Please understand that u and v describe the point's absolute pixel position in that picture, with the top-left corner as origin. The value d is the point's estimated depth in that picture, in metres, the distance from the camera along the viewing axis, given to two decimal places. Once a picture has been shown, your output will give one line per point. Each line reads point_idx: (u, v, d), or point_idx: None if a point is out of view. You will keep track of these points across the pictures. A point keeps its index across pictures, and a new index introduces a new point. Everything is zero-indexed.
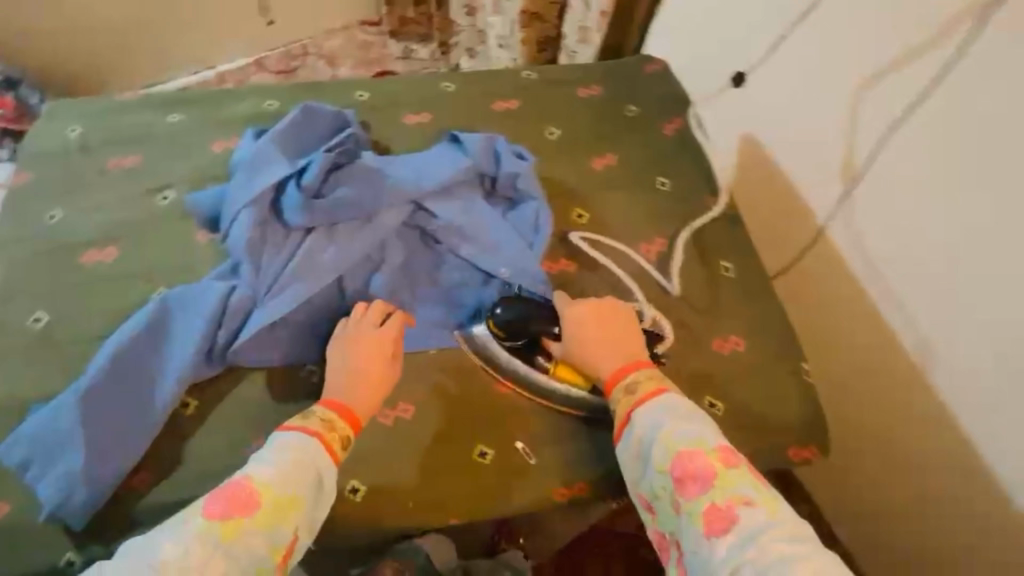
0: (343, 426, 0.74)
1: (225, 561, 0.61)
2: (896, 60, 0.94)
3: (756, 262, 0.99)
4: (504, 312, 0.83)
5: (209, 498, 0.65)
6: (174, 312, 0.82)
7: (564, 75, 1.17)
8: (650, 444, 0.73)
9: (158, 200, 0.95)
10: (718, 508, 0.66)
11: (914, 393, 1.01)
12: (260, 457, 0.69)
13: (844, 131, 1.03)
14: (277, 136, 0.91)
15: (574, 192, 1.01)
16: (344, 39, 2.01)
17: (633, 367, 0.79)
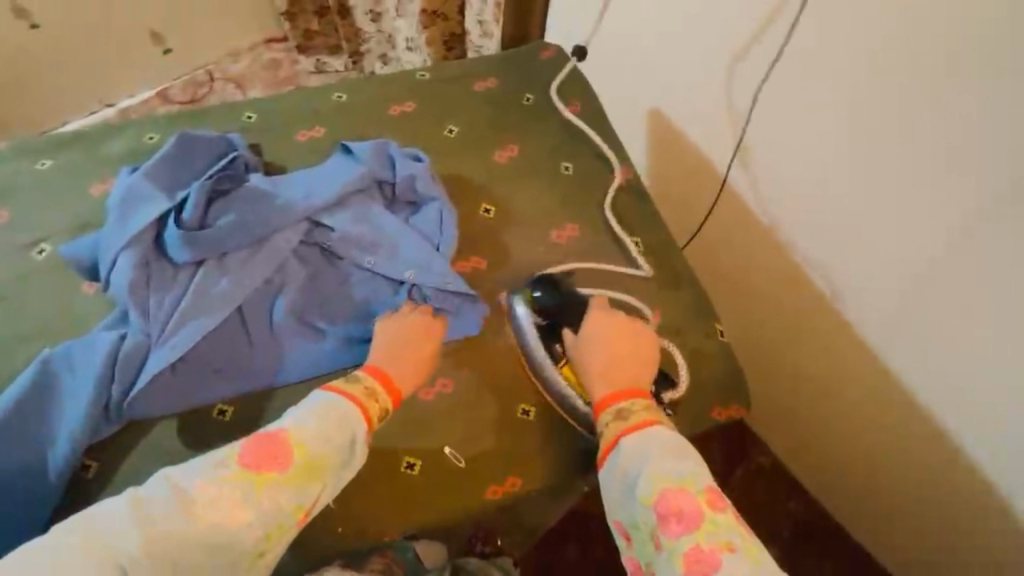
0: (383, 397, 0.76)
1: (252, 508, 0.65)
2: (759, 24, 0.96)
3: (665, 233, 1.00)
4: (543, 297, 0.87)
5: (253, 447, 0.68)
6: (59, 372, 0.76)
7: (458, 70, 1.16)
8: (637, 477, 0.71)
9: (33, 254, 0.89)
10: (700, 552, 0.64)
11: (838, 332, 1.07)
12: (302, 413, 0.71)
13: (725, 99, 1.06)
14: (152, 169, 0.86)
15: (481, 188, 1.00)
16: (251, 60, 1.91)
17: (628, 395, 0.77)
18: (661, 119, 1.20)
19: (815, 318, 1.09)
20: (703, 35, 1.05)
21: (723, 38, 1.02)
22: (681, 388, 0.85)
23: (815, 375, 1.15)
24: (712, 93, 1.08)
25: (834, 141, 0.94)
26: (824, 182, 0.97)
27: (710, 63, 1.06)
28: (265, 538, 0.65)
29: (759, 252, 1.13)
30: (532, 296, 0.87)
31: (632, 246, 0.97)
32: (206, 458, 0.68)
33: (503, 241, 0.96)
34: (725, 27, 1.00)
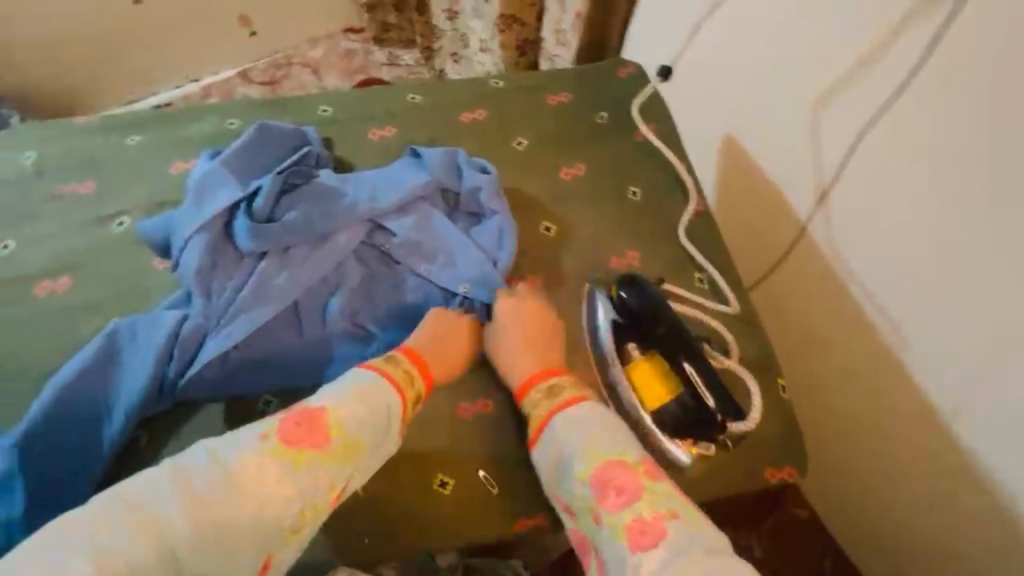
0: (417, 381, 0.77)
1: (291, 484, 0.64)
2: (862, 58, 0.89)
3: (731, 272, 0.94)
4: (630, 296, 0.79)
5: (291, 418, 0.68)
6: (123, 345, 0.78)
7: (534, 81, 1.14)
8: (569, 454, 0.71)
9: (114, 226, 0.93)
10: (644, 522, 0.64)
11: (914, 406, 0.94)
12: (338, 392, 0.71)
13: (813, 134, 0.99)
14: (229, 158, 0.89)
15: (543, 205, 0.98)
16: (326, 49, 1.99)
17: (548, 374, 0.78)
18: (736, 149, 1.14)
19: (881, 387, 0.99)
20: (794, 68, 0.99)
21: (812, 76, 0.97)
22: (747, 424, 0.75)
23: (868, 436, 1.03)
24: (795, 130, 1.02)
25: (934, 192, 0.85)
26: (927, 234, 0.87)
27: (795, 99, 1.00)
28: (301, 514, 0.64)
29: (829, 301, 1.04)
30: (617, 295, 0.80)
31: (727, 287, 0.90)
32: (235, 433, 0.67)
33: (560, 261, 0.93)
34: (815, 65, 0.96)
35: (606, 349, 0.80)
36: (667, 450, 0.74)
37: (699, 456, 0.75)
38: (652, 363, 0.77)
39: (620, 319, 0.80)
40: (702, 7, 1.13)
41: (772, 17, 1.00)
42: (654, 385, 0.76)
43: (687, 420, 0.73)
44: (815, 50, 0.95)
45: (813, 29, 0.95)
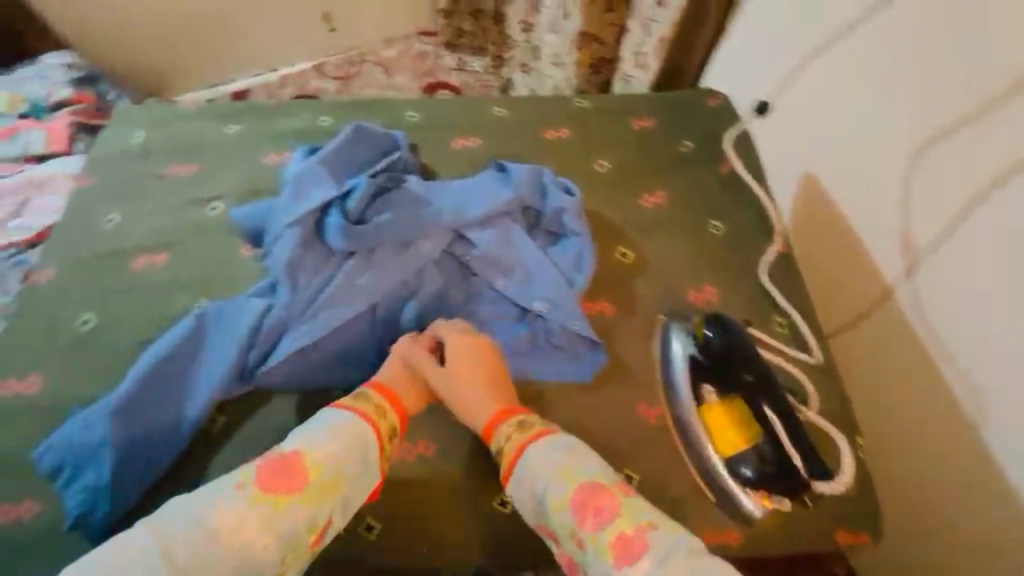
0: (389, 413, 0.75)
1: (271, 531, 0.62)
2: (968, 113, 0.84)
3: (813, 318, 0.91)
4: (716, 336, 0.75)
5: (265, 464, 0.66)
6: (211, 327, 0.82)
7: (619, 105, 1.14)
8: (546, 480, 0.69)
9: (208, 210, 0.97)
10: (627, 538, 0.63)
11: (993, 504, 0.84)
12: (311, 433, 0.69)
13: (906, 185, 0.93)
14: (326, 157, 0.92)
15: (620, 231, 0.97)
16: (400, 48, 2.14)
17: (506, 415, 0.76)
18: (820, 193, 1.10)
19: (955, 470, 0.89)
20: (898, 114, 0.94)
21: (907, 126, 0.93)
22: (839, 486, 0.71)
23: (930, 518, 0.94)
24: (885, 181, 0.97)
25: None
26: None
27: (890, 148, 0.96)
28: (283, 559, 0.62)
29: (905, 363, 0.96)
30: (702, 333, 0.77)
31: (809, 334, 0.87)
32: (213, 483, 0.65)
33: (634, 288, 0.91)
34: (913, 115, 0.92)
35: (680, 387, 0.78)
36: (736, 500, 0.72)
37: (772, 510, 0.73)
38: (728, 408, 0.75)
39: (699, 355, 0.77)
40: (796, 58, 1.13)
41: (873, 65, 0.98)
42: (727, 432, 0.74)
43: (764, 472, 0.70)
44: (914, 101, 0.91)
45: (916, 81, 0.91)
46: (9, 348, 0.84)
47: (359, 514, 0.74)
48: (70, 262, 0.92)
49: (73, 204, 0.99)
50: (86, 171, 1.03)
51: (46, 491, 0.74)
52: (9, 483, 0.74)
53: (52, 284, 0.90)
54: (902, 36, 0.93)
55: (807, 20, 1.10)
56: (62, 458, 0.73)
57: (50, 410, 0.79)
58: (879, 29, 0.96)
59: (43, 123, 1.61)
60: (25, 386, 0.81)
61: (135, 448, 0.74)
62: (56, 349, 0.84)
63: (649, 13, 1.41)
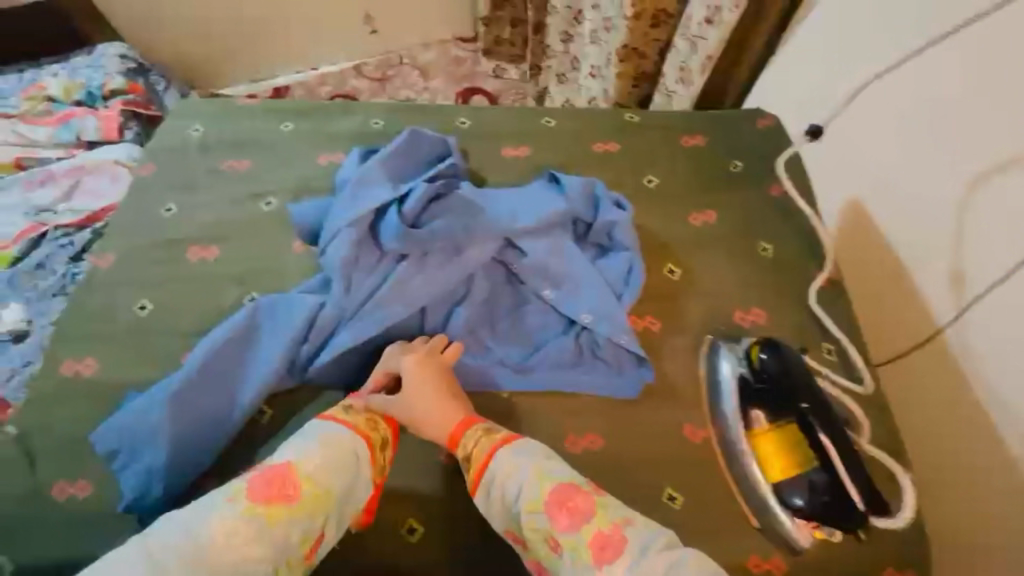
0: (381, 424, 0.75)
1: (266, 544, 0.60)
2: None
3: (863, 346, 0.89)
4: (770, 359, 0.76)
5: (254, 479, 0.64)
6: (265, 319, 0.83)
7: (669, 121, 1.14)
8: (517, 483, 0.67)
9: (262, 205, 0.99)
10: (605, 536, 0.62)
11: None
12: (303, 443, 0.68)
13: (971, 213, 0.92)
14: (385, 161, 0.95)
15: (668, 248, 0.97)
16: (437, 52, 2.17)
17: (468, 425, 0.73)
18: (864, 217, 1.11)
19: (1005, 511, 0.86)
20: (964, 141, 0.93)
21: (960, 160, 0.93)
22: (899, 520, 0.70)
23: (970, 558, 0.90)
24: (937, 213, 0.98)
25: None
26: None
27: (944, 181, 0.96)
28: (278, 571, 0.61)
29: (953, 398, 0.94)
30: (758, 355, 0.77)
31: (858, 358, 0.86)
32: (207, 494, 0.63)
33: (681, 305, 0.91)
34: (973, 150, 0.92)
35: (729, 409, 0.78)
36: (784, 528, 0.71)
37: (820, 540, 0.72)
38: (781, 434, 0.74)
39: (749, 377, 0.78)
40: (847, 86, 1.13)
41: (930, 99, 0.98)
42: (776, 459, 0.73)
43: (817, 501, 0.69)
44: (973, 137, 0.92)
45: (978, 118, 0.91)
46: (69, 329, 0.86)
47: (402, 515, 0.75)
48: (129, 249, 0.94)
49: (132, 192, 1.01)
50: (145, 160, 1.05)
51: (101, 471, 0.75)
52: (66, 461, 0.76)
53: (112, 269, 0.92)
54: (965, 70, 0.92)
55: (862, 48, 1.09)
56: (120, 441, 0.75)
57: (107, 392, 0.81)
58: (941, 62, 0.96)
59: (96, 110, 1.67)
60: (84, 367, 0.83)
61: (190, 435, 0.76)
62: (114, 333, 0.86)
63: (696, 31, 1.31)
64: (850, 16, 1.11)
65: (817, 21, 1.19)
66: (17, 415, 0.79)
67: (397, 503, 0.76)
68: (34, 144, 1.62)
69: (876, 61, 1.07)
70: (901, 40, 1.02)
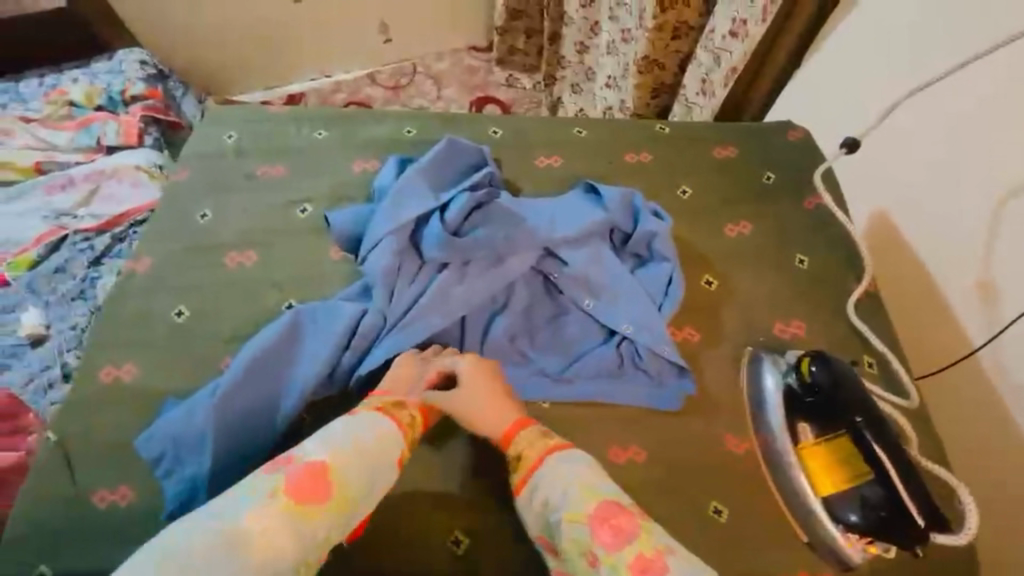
0: (418, 427, 0.74)
1: (295, 546, 0.58)
2: None
3: (904, 359, 0.89)
4: (819, 372, 0.75)
5: (295, 473, 0.62)
6: (307, 326, 0.83)
7: (700, 132, 1.14)
8: (563, 494, 0.66)
9: (298, 212, 0.99)
10: (645, 560, 0.60)
11: None
12: (343, 438, 0.66)
13: (1000, 231, 0.93)
14: (424, 170, 0.95)
15: (705, 258, 0.97)
16: (451, 62, 2.19)
17: (521, 426, 0.74)
18: (891, 229, 1.12)
19: None
20: (990, 161, 0.94)
21: (996, 175, 0.94)
22: (960, 538, 0.68)
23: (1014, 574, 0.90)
24: (968, 228, 0.98)
25: None
26: None
27: (973, 199, 0.97)
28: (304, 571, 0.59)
29: (993, 412, 0.94)
30: (807, 369, 0.76)
31: (902, 371, 0.86)
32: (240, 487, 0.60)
33: (720, 316, 0.91)
34: (1007, 166, 0.92)
35: (774, 421, 0.78)
36: (835, 542, 0.71)
37: (872, 555, 0.71)
38: (833, 448, 0.73)
39: (798, 388, 0.77)
40: (880, 99, 1.13)
41: (965, 115, 0.98)
42: (830, 473, 0.72)
43: (873, 516, 0.68)
44: (1010, 153, 0.92)
45: (1014, 134, 0.91)
46: (106, 334, 0.86)
47: (446, 527, 0.74)
48: (165, 255, 0.94)
49: (166, 198, 1.01)
50: (179, 167, 1.05)
51: (143, 479, 0.75)
52: (107, 468, 0.75)
53: (149, 275, 0.92)
54: (993, 89, 0.94)
55: (894, 62, 1.10)
56: (164, 448, 0.75)
57: (147, 399, 0.81)
58: (968, 82, 0.97)
59: (117, 115, 1.67)
60: (123, 373, 0.83)
61: (236, 442, 0.75)
62: (153, 340, 0.86)
63: (719, 43, 1.32)
64: (882, 30, 1.12)
65: (845, 36, 1.19)
66: (57, 420, 0.79)
67: (438, 514, 0.75)
68: (54, 148, 1.62)
69: (902, 79, 1.08)
70: (936, 55, 1.02)
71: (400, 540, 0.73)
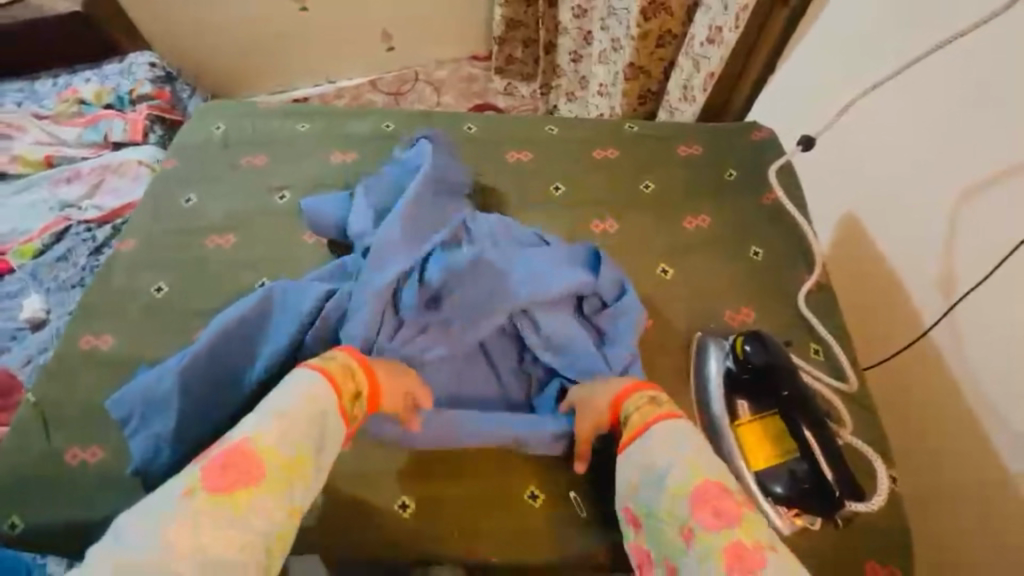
0: (361, 378, 0.73)
1: (238, 531, 0.56)
2: (1011, 162, 0.88)
3: (850, 348, 0.92)
4: (755, 351, 0.77)
5: (206, 471, 0.59)
6: (276, 303, 0.87)
7: (668, 131, 1.18)
8: (669, 467, 0.66)
9: (277, 198, 1.05)
10: (742, 549, 0.57)
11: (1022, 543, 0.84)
12: (264, 415, 0.64)
13: (947, 229, 0.97)
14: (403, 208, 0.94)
15: (663, 249, 1.01)
16: (451, 70, 2.26)
17: (647, 387, 0.77)
18: (853, 229, 1.16)
19: (989, 509, 0.89)
20: (939, 162, 0.98)
21: (963, 170, 0.94)
22: (873, 505, 0.72)
23: (960, 554, 0.93)
24: (928, 226, 1.01)
25: None
26: None
27: (927, 198, 1.01)
28: (270, 548, 0.58)
29: (943, 402, 0.97)
30: (741, 347, 0.78)
31: (844, 358, 0.89)
32: (167, 484, 0.59)
33: (673, 303, 0.94)
34: (954, 166, 0.96)
35: (716, 405, 0.80)
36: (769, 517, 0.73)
37: (800, 527, 0.74)
38: (764, 425, 0.76)
39: (734, 368, 0.80)
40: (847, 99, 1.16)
41: (936, 109, 0.99)
42: (761, 447, 0.75)
43: (797, 488, 0.71)
44: (972, 148, 0.93)
45: (984, 127, 0.91)
46: (90, 307, 0.91)
47: (394, 492, 0.78)
48: (149, 235, 1.00)
49: (155, 183, 1.07)
50: (169, 155, 1.12)
51: (114, 439, 0.80)
52: (81, 429, 0.80)
53: (133, 254, 0.97)
54: (941, 89, 0.98)
55: (857, 64, 1.13)
56: (132, 408, 0.79)
57: (122, 367, 0.86)
58: (917, 83, 1.02)
59: (124, 113, 1.75)
60: (101, 342, 0.88)
61: (195, 406, 0.79)
62: (133, 311, 0.91)
63: (698, 50, 1.36)
64: (851, 32, 1.14)
65: (815, 41, 1.23)
66: (39, 384, 0.84)
67: (388, 482, 0.79)
68: (63, 144, 1.70)
69: (857, 85, 1.14)
70: (906, 53, 1.04)
71: (351, 503, 0.77)
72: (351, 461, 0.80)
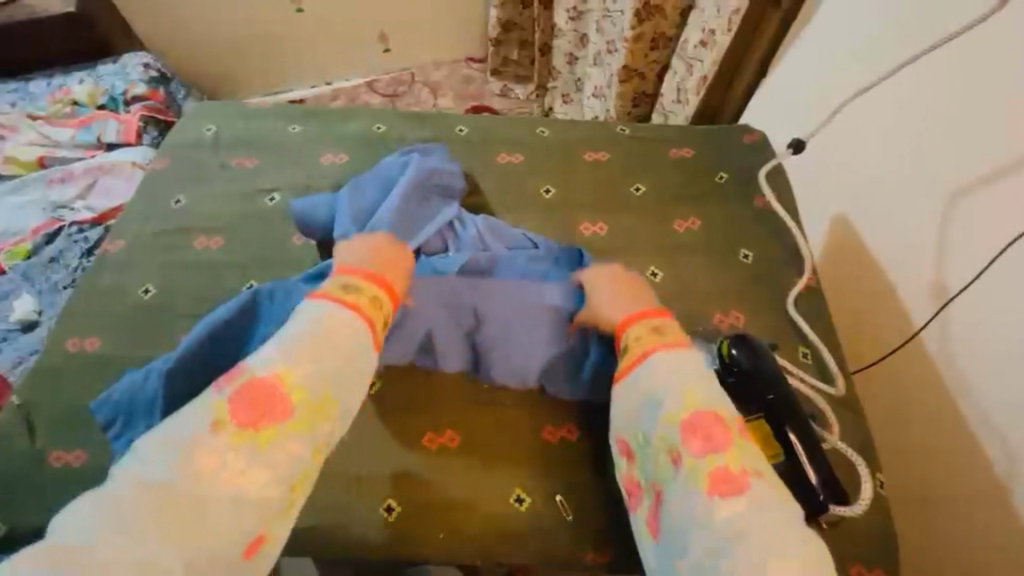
0: (387, 306, 0.72)
1: (262, 464, 0.57)
2: (999, 166, 0.88)
3: (839, 350, 0.92)
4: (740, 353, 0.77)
5: (234, 403, 0.59)
6: (264, 305, 0.86)
7: (659, 133, 1.18)
8: (667, 393, 0.66)
9: (266, 200, 1.05)
10: (730, 474, 0.60)
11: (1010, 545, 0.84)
12: (288, 349, 0.63)
13: (937, 232, 0.98)
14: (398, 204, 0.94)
15: (653, 251, 1.01)
16: (449, 71, 2.24)
17: (656, 314, 0.75)
18: (844, 232, 1.16)
19: (976, 511, 0.89)
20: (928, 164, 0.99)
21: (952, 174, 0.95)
22: (857, 508, 0.72)
23: (947, 556, 0.93)
24: (917, 229, 1.01)
25: None
26: None
27: (917, 201, 1.01)
28: (291, 489, 0.59)
29: (933, 405, 0.97)
30: (728, 350, 0.78)
31: (833, 362, 0.89)
32: (189, 412, 0.60)
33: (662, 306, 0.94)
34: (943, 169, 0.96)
35: None
36: None
37: None
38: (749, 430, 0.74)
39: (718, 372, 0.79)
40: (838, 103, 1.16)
41: (924, 112, 0.99)
42: None
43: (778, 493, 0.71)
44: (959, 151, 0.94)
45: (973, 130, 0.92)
46: (77, 309, 0.91)
47: (379, 496, 0.78)
48: (137, 236, 0.99)
49: (145, 184, 1.07)
50: (159, 156, 1.11)
51: (100, 440, 0.79)
52: (66, 430, 0.80)
53: (121, 255, 0.97)
54: (928, 92, 0.99)
55: (847, 68, 1.14)
56: (116, 410, 0.79)
57: (108, 368, 0.85)
58: (905, 86, 1.02)
59: (118, 114, 1.75)
60: (87, 343, 0.87)
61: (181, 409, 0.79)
62: (120, 312, 0.91)
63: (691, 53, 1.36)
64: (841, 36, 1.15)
65: (805, 44, 1.24)
66: (24, 386, 0.83)
67: (373, 485, 0.79)
68: (56, 145, 1.70)
69: (847, 89, 1.14)
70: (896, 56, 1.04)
71: (336, 507, 0.77)
72: (336, 465, 0.79)
